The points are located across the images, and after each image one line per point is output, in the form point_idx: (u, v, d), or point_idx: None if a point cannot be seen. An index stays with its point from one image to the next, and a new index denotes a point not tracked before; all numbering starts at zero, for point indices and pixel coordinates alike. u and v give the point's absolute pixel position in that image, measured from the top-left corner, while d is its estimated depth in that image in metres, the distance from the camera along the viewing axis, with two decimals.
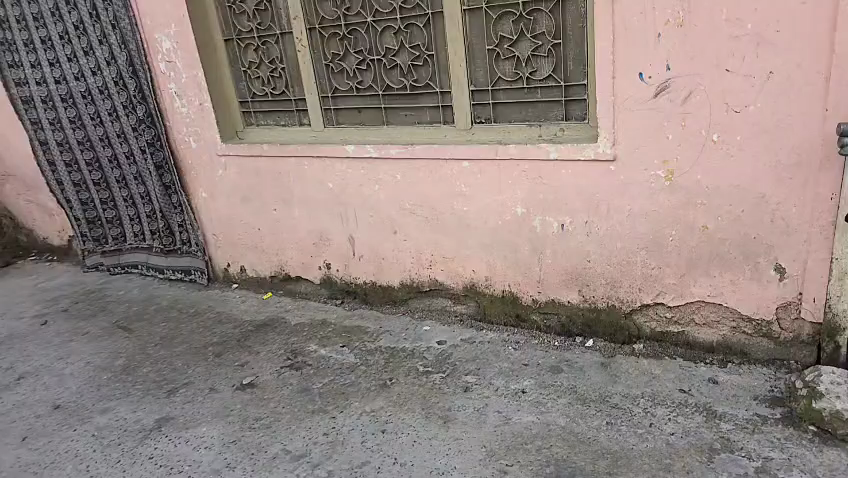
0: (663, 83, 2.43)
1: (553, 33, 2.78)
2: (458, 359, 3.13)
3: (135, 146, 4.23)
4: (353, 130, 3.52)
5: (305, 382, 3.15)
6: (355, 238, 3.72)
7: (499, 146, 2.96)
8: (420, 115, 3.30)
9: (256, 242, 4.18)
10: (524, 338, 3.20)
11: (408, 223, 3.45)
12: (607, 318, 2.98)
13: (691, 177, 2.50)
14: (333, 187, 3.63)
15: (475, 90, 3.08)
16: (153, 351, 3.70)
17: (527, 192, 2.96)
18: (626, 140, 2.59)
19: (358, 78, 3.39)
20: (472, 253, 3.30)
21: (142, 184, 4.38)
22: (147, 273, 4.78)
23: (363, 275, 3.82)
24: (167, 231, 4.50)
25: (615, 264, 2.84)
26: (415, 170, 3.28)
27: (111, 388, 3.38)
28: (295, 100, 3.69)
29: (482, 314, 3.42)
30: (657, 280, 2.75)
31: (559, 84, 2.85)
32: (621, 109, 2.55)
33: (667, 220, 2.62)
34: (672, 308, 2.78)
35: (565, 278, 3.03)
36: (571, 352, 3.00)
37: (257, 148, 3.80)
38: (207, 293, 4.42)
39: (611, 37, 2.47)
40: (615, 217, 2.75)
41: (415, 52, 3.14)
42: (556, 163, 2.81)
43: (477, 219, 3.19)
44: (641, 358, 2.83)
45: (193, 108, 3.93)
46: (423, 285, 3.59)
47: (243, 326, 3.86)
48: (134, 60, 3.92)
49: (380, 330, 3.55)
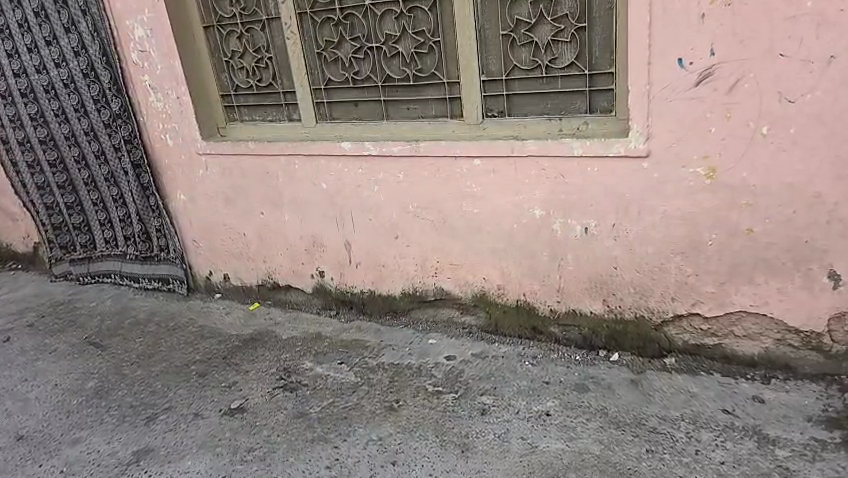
0: (706, 70, 2.21)
1: (577, 16, 2.52)
2: (470, 377, 2.85)
3: (107, 144, 3.85)
4: (350, 126, 3.20)
5: (301, 406, 2.82)
6: (352, 243, 3.41)
7: (516, 142, 2.69)
8: (423, 109, 3.00)
9: (242, 249, 3.84)
10: (541, 352, 2.93)
11: (411, 226, 3.16)
12: (635, 331, 2.74)
13: (735, 174, 2.29)
14: (328, 188, 3.31)
15: (486, 80, 2.80)
16: (129, 371, 3.34)
17: (547, 192, 2.71)
18: (662, 133, 2.36)
19: (354, 68, 3.08)
20: (483, 259, 3.03)
21: (115, 185, 4.00)
22: (121, 283, 4.40)
23: (360, 284, 3.51)
24: (142, 237, 4.12)
25: (646, 271, 2.61)
26: (419, 169, 2.99)
27: (83, 415, 3.02)
28: (284, 93, 3.37)
29: (493, 327, 3.15)
30: (693, 289, 2.53)
31: (582, 72, 2.59)
32: (657, 100, 2.33)
33: (707, 222, 2.40)
34: (709, 319, 2.55)
35: (587, 286, 2.78)
36: (596, 368, 2.74)
37: (242, 146, 3.46)
38: (188, 304, 4.06)
39: (647, 19, 2.23)
40: (647, 220, 2.52)
41: (420, 38, 2.85)
42: (581, 160, 2.57)
43: (489, 222, 2.92)
44: (674, 374, 2.60)
45: (169, 101, 3.58)
46: (427, 294, 3.30)
47: (230, 341, 3.52)
48: (104, 49, 3.56)
49: (381, 345, 3.25)
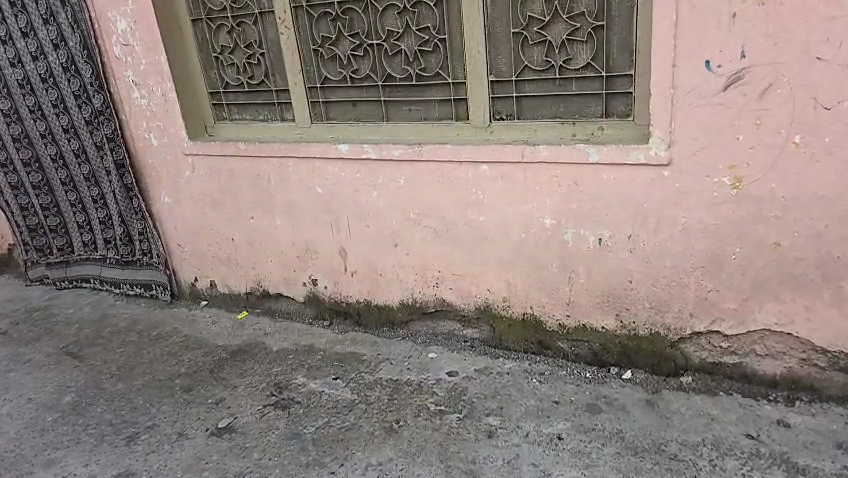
0: (735, 73, 2.12)
1: (594, 14, 2.38)
2: (474, 396, 2.68)
3: (88, 142, 3.63)
4: (347, 127, 3.03)
5: (293, 426, 2.64)
6: (348, 250, 3.22)
7: (527, 147, 2.55)
8: (426, 110, 2.84)
9: (230, 254, 3.64)
10: (549, 369, 2.79)
11: (412, 234, 2.99)
12: (649, 348, 2.62)
13: (763, 186, 2.20)
14: (323, 193, 3.13)
15: (495, 81, 2.64)
16: (108, 385, 3.13)
17: (558, 200, 2.57)
18: (686, 140, 2.25)
19: (353, 66, 2.90)
20: (488, 268, 2.87)
21: (95, 185, 3.78)
22: (100, 288, 4.17)
23: (355, 293, 3.33)
24: (124, 240, 3.90)
25: (663, 286, 2.49)
26: (422, 174, 2.82)
27: (57, 433, 2.80)
28: (277, 92, 3.17)
29: (497, 340, 3.00)
30: (714, 305, 2.43)
31: (598, 74, 2.46)
32: (681, 104, 2.22)
33: (731, 235, 2.30)
34: (729, 337, 2.45)
35: (600, 300, 2.66)
36: (608, 386, 2.61)
37: (231, 147, 3.27)
38: (172, 312, 3.85)
39: (673, 18, 2.13)
40: (666, 231, 2.41)
41: (423, 35, 2.69)
42: (597, 167, 2.44)
43: (496, 231, 2.76)
44: (692, 395, 2.48)
45: (154, 98, 3.37)
46: (427, 305, 3.13)
47: (216, 353, 3.32)
48: (85, 42, 3.35)
49: (379, 359, 3.08)
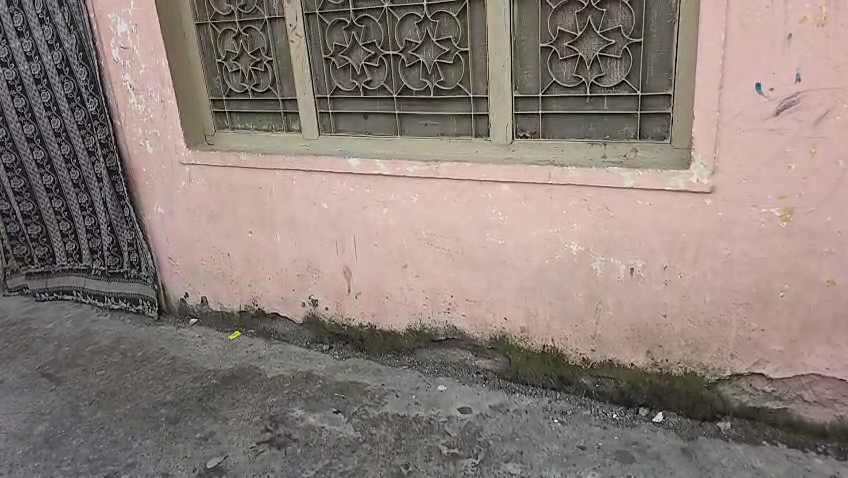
0: (790, 97, 1.89)
1: (632, 31, 2.15)
2: (490, 437, 2.45)
3: (79, 147, 3.40)
4: (356, 140, 2.82)
5: (291, 469, 2.39)
6: (352, 270, 2.99)
7: (554, 168, 2.33)
8: (443, 125, 2.62)
9: (224, 270, 3.39)
10: (572, 408, 2.57)
11: (424, 255, 2.76)
12: (683, 389, 2.41)
13: (817, 219, 1.98)
14: (328, 208, 2.91)
15: (519, 97, 2.42)
16: (86, 414, 2.86)
17: (586, 226, 2.35)
18: (731, 168, 2.03)
19: (366, 77, 2.69)
20: (506, 296, 2.64)
21: (85, 192, 3.53)
22: (83, 301, 3.90)
23: (358, 318, 3.09)
24: (111, 251, 3.64)
25: (702, 323, 2.28)
26: (439, 192, 2.60)
27: (27, 470, 2.52)
28: (283, 100, 2.96)
29: (513, 373, 2.76)
30: (758, 346, 2.22)
31: (633, 93, 2.22)
32: (728, 129, 1.99)
33: (780, 272, 2.09)
34: (774, 380, 2.25)
35: (629, 335, 2.44)
36: (638, 430, 2.41)
37: (232, 157, 3.05)
38: (159, 330, 3.57)
39: (722, 37, 1.91)
40: (707, 264, 2.19)
41: (444, 47, 2.48)
42: (631, 191, 2.22)
43: (516, 256, 2.54)
44: (732, 444, 2.29)
45: (152, 104, 3.15)
46: (437, 333, 2.90)
47: (205, 379, 3.05)
48: (81, 43, 3.14)
49: (383, 390, 2.83)
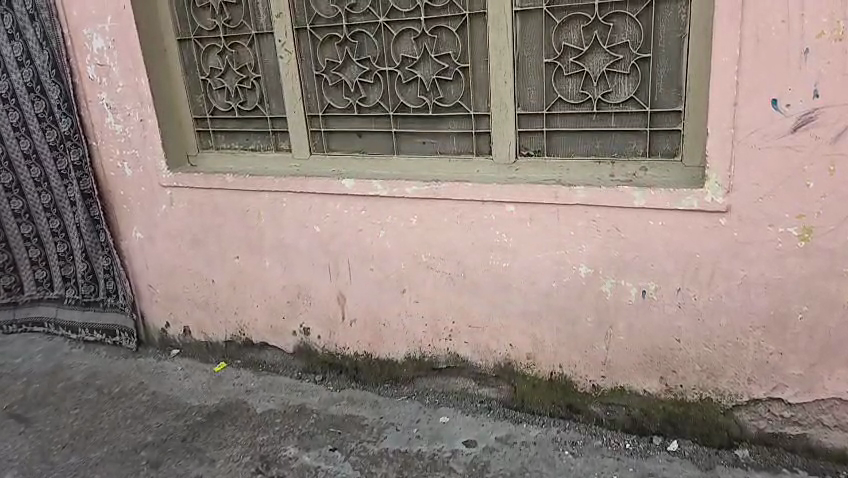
0: (807, 113, 1.83)
1: (640, 45, 2.09)
2: (498, 473, 2.31)
3: (51, 170, 3.20)
4: (350, 160, 2.69)
5: None
6: (347, 296, 2.84)
7: (562, 188, 2.24)
8: (443, 144, 2.52)
9: (208, 298, 3.21)
10: (583, 438, 2.45)
11: (423, 280, 2.63)
12: (699, 415, 2.31)
13: (836, 238, 1.91)
14: (321, 232, 2.77)
15: (523, 114, 2.33)
16: (58, 459, 2.64)
17: (596, 248, 2.25)
18: (747, 187, 1.96)
19: (361, 94, 2.58)
20: (511, 321, 2.52)
21: (56, 217, 3.32)
22: (55, 333, 3.65)
23: (353, 346, 2.93)
24: (85, 279, 3.42)
25: (717, 347, 2.19)
26: (439, 214, 2.49)
27: None
28: (272, 119, 2.82)
29: (518, 402, 2.63)
30: (776, 370, 2.14)
31: (642, 109, 2.15)
32: (743, 146, 1.93)
33: (799, 293, 2.02)
34: (793, 405, 2.17)
35: (641, 361, 2.34)
36: (654, 461, 2.30)
37: (217, 179, 2.89)
38: (137, 363, 3.36)
39: (737, 52, 1.85)
40: (723, 285, 2.11)
41: (443, 63, 2.39)
42: (643, 212, 2.13)
43: (522, 280, 2.43)
44: (752, 473, 2.19)
45: (131, 124, 2.99)
46: (438, 360, 2.76)
47: (188, 417, 2.85)
48: (54, 60, 2.97)
49: (382, 423, 2.68)
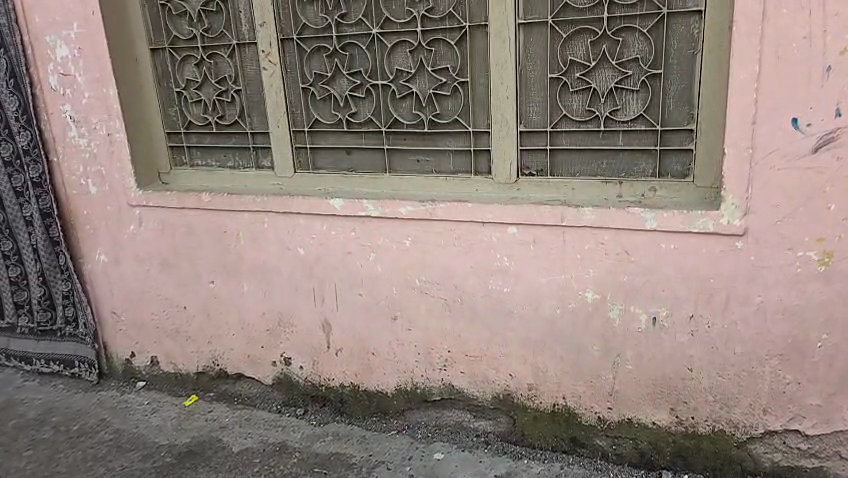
0: (828, 133, 1.76)
1: (650, 61, 2.00)
2: None
3: (5, 187, 2.92)
4: (338, 178, 2.53)
5: None
6: (333, 324, 2.65)
7: (568, 208, 2.11)
8: (438, 161, 2.37)
9: (180, 326, 2.96)
10: (589, 474, 2.29)
11: (416, 306, 2.46)
12: (712, 448, 2.18)
13: None
14: (305, 254, 2.57)
15: (525, 132, 2.21)
16: None
17: (603, 272, 2.13)
18: (766, 209, 1.87)
19: (351, 108, 2.42)
20: (512, 350, 2.37)
21: (9, 238, 3.01)
22: (6, 365, 3.32)
23: (338, 376, 2.73)
24: (41, 306, 3.11)
25: (731, 376, 2.09)
26: (435, 236, 2.33)
27: None
28: (253, 134, 2.64)
29: (518, 436, 2.46)
30: (793, 401, 2.04)
31: (652, 127, 2.06)
32: (762, 166, 1.84)
33: (817, 320, 1.93)
34: (810, 437, 2.07)
35: (650, 391, 2.21)
36: None
37: (192, 197, 2.68)
38: (99, 397, 3.06)
39: (755, 68, 1.77)
40: (738, 312, 2.01)
41: (441, 77, 2.26)
42: (654, 234, 2.03)
43: (523, 305, 2.29)
44: None
45: (97, 138, 2.76)
46: (431, 392, 2.58)
47: (157, 457, 2.58)
48: (12, 69, 2.72)
49: (371, 461, 2.46)
